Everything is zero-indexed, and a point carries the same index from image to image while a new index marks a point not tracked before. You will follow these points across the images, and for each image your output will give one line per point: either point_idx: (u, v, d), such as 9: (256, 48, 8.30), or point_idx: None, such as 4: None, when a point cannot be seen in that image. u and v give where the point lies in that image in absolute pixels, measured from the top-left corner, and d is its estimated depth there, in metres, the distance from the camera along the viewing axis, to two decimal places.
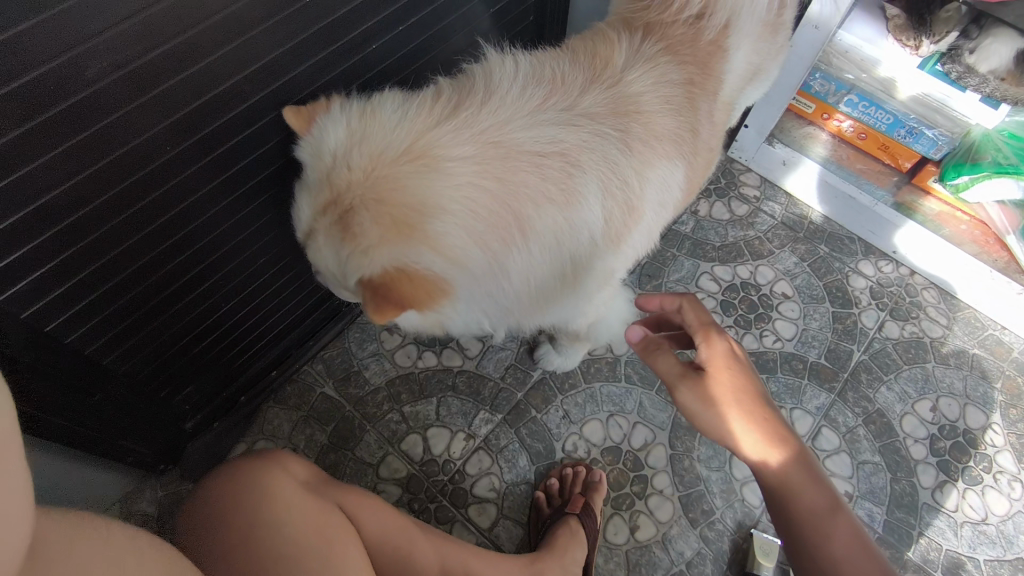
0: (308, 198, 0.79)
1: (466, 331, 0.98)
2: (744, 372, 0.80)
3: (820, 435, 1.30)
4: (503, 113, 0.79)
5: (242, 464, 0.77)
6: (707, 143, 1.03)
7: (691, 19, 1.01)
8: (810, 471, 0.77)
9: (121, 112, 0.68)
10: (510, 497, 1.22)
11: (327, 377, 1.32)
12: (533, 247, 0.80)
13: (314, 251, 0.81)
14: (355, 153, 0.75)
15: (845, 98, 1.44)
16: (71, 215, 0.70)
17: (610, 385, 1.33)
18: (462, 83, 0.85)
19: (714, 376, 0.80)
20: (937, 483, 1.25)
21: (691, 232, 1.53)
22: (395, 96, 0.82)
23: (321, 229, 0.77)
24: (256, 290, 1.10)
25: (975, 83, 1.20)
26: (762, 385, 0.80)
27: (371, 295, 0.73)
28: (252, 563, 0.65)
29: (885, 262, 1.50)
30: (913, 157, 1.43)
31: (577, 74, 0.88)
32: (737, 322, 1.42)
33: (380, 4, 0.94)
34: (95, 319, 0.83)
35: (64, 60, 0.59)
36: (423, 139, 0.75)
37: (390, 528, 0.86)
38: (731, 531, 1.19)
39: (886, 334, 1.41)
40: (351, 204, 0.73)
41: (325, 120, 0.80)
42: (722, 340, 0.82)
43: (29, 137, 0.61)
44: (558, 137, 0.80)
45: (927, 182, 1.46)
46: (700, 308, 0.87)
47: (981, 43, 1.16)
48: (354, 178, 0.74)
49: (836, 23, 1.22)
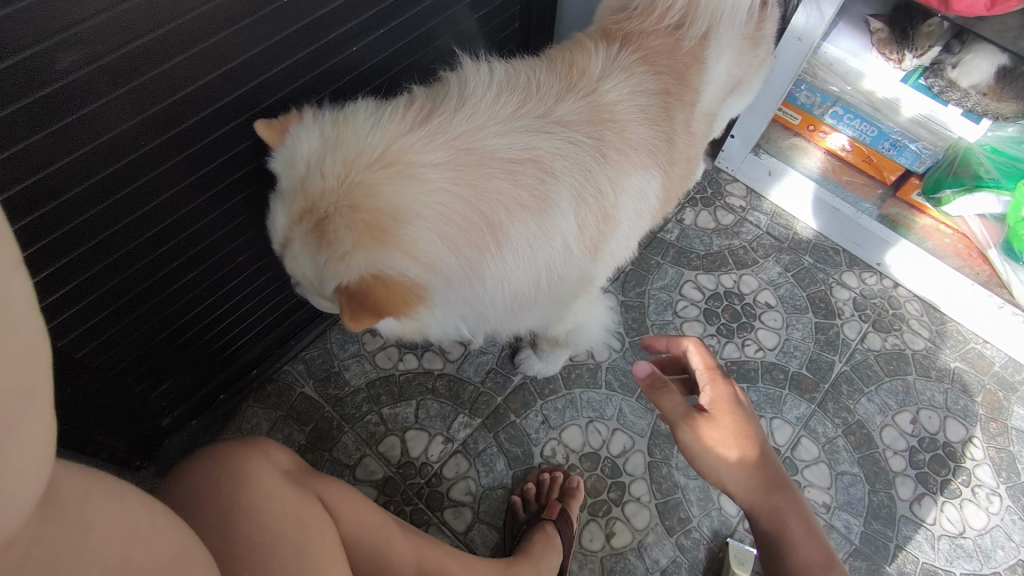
0: (283, 209, 0.79)
1: (444, 336, 0.98)
2: (746, 412, 0.89)
3: (799, 444, 1.30)
4: (477, 120, 0.80)
5: (228, 445, 0.77)
6: (684, 152, 1.04)
7: (669, 29, 1.02)
8: (798, 506, 0.85)
9: (105, 100, 0.69)
10: (486, 501, 1.21)
11: (307, 377, 1.32)
12: (507, 255, 0.81)
13: (292, 261, 0.81)
14: (328, 161, 0.75)
15: (830, 110, 1.45)
16: (47, 204, 0.71)
17: (590, 391, 1.33)
18: (437, 91, 0.86)
19: (722, 412, 0.88)
20: (915, 496, 1.25)
21: (676, 240, 1.53)
22: (369, 104, 0.83)
23: (297, 237, 0.78)
24: (238, 285, 1.11)
25: (957, 97, 1.22)
26: (759, 427, 0.89)
27: (346, 301, 0.73)
28: (235, 545, 0.65)
29: (869, 274, 1.51)
30: (897, 169, 1.44)
31: (553, 82, 0.88)
32: (720, 330, 1.42)
33: (362, 5, 0.95)
34: (69, 312, 0.83)
35: (41, 48, 0.60)
36: (396, 145, 0.75)
37: (371, 529, 0.86)
38: (707, 540, 1.19)
39: (868, 345, 1.41)
40: (327, 211, 0.74)
41: (297, 131, 0.80)
42: (729, 384, 0.91)
43: (8, 123, 0.61)
44: (531, 144, 0.80)
45: (911, 196, 1.46)
46: (705, 353, 0.97)
47: (963, 58, 1.17)
48: (328, 186, 0.74)
49: (818, 34, 1.23)
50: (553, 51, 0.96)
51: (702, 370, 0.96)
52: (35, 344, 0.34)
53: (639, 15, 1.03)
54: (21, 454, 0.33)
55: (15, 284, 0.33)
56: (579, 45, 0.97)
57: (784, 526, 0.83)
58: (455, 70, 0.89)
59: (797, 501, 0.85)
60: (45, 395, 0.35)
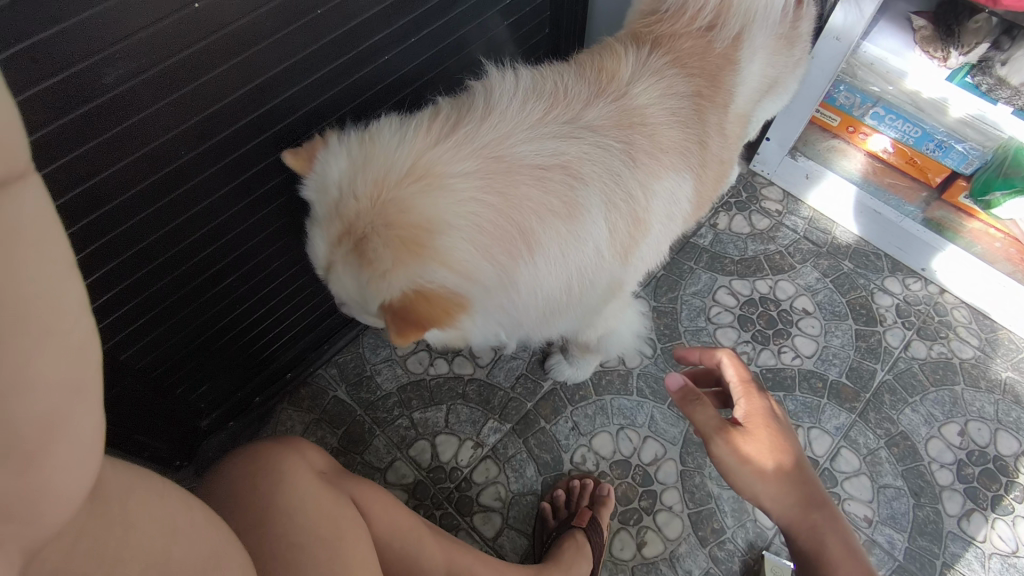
0: (321, 232, 0.81)
1: (483, 345, 0.98)
2: (783, 427, 0.87)
3: (839, 455, 1.26)
4: (504, 128, 0.80)
5: (264, 445, 0.79)
6: (717, 155, 1.02)
7: (701, 31, 1.01)
8: (839, 526, 0.81)
9: (148, 112, 0.71)
10: (515, 507, 1.21)
11: (340, 381, 1.34)
12: (540, 261, 0.81)
13: (335, 282, 0.83)
14: (360, 182, 0.76)
15: (870, 110, 1.41)
16: (93, 213, 0.73)
17: (621, 398, 1.31)
18: (462, 101, 0.86)
19: (757, 427, 0.86)
20: (964, 511, 1.20)
21: (710, 245, 1.50)
22: (394, 120, 0.84)
23: (338, 259, 0.79)
24: (275, 290, 1.14)
25: (1007, 95, 1.16)
26: (797, 442, 0.87)
27: (393, 319, 0.74)
28: (268, 541, 0.67)
29: (913, 280, 1.45)
30: (943, 171, 1.39)
31: (581, 87, 0.88)
32: (755, 337, 1.39)
33: (394, 14, 0.96)
34: (114, 315, 0.86)
35: (88, 64, 0.62)
36: (424, 159, 0.76)
37: (402, 530, 0.87)
38: (742, 552, 1.16)
39: (912, 354, 1.36)
40: (363, 231, 0.75)
41: (324, 155, 0.82)
42: (765, 398, 0.89)
43: (57, 135, 0.64)
44: (559, 150, 0.80)
45: (957, 199, 1.40)
46: (740, 367, 0.95)
47: (1013, 54, 1.15)
48: (361, 207, 0.75)
49: (857, 32, 1.20)
50: (582, 56, 0.96)
51: (737, 384, 0.94)
52: (82, 344, 0.35)
53: (670, 18, 1.02)
54: (68, 451, 0.34)
55: (67, 290, 0.35)
56: (608, 50, 0.96)
57: (823, 546, 0.80)
58: (481, 78, 0.89)
59: (836, 519, 0.82)
60: (92, 394, 0.36)
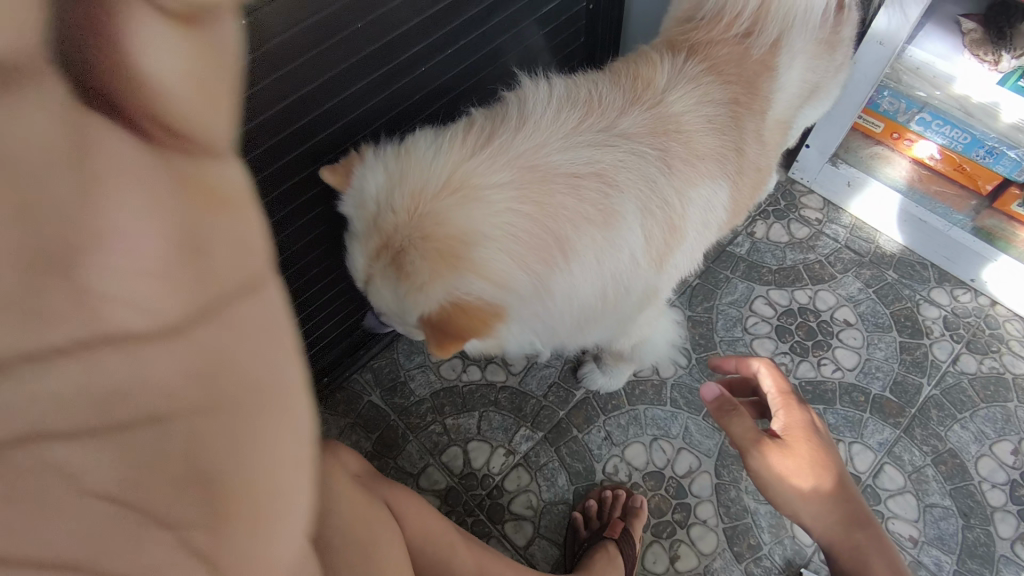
0: (360, 248, 0.83)
1: (519, 352, 0.99)
2: (823, 442, 0.84)
3: (882, 472, 1.22)
4: (538, 137, 0.81)
5: None
6: (754, 162, 1.01)
7: (737, 38, 1.00)
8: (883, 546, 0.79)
9: None
10: (547, 516, 1.21)
11: (375, 386, 1.37)
12: (576, 269, 0.81)
13: (375, 294, 0.85)
14: (397, 196, 0.78)
15: (916, 116, 1.37)
16: None
17: (655, 408, 1.30)
18: (497, 112, 0.87)
19: (797, 442, 0.84)
20: (1018, 535, 1.15)
21: (747, 254, 1.47)
22: (428, 133, 0.86)
23: (377, 272, 0.81)
24: (312, 297, 1.16)
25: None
26: (838, 458, 0.84)
27: (433, 332, 0.76)
28: None
29: (962, 291, 1.40)
30: (993, 178, 1.33)
31: (616, 95, 0.88)
32: (794, 349, 1.35)
33: (431, 26, 0.98)
34: None
35: None
36: (459, 171, 0.76)
37: (434, 535, 0.87)
38: (780, 569, 1.14)
39: (962, 368, 1.31)
40: (401, 245, 0.76)
41: (361, 171, 0.84)
42: (805, 411, 0.87)
43: None
44: (593, 158, 0.80)
45: (1010, 208, 1.31)
46: (780, 377, 0.92)
47: None
48: (399, 221, 0.77)
49: (903, 37, 1.17)
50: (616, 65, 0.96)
51: (776, 396, 0.91)
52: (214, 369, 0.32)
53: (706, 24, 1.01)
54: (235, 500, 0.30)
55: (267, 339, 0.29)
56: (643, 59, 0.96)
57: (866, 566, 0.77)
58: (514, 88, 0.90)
59: (879, 537, 0.80)
60: None
